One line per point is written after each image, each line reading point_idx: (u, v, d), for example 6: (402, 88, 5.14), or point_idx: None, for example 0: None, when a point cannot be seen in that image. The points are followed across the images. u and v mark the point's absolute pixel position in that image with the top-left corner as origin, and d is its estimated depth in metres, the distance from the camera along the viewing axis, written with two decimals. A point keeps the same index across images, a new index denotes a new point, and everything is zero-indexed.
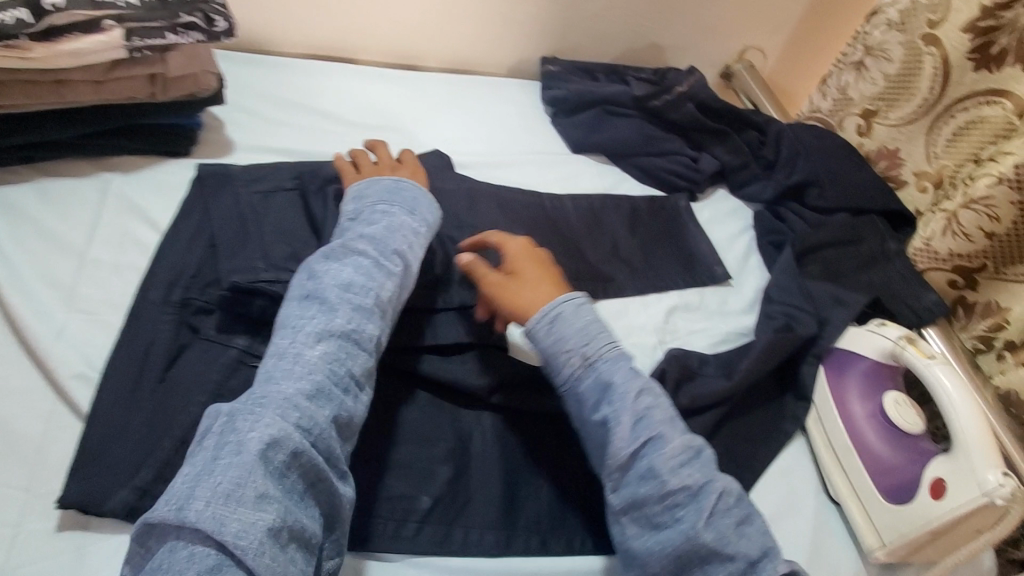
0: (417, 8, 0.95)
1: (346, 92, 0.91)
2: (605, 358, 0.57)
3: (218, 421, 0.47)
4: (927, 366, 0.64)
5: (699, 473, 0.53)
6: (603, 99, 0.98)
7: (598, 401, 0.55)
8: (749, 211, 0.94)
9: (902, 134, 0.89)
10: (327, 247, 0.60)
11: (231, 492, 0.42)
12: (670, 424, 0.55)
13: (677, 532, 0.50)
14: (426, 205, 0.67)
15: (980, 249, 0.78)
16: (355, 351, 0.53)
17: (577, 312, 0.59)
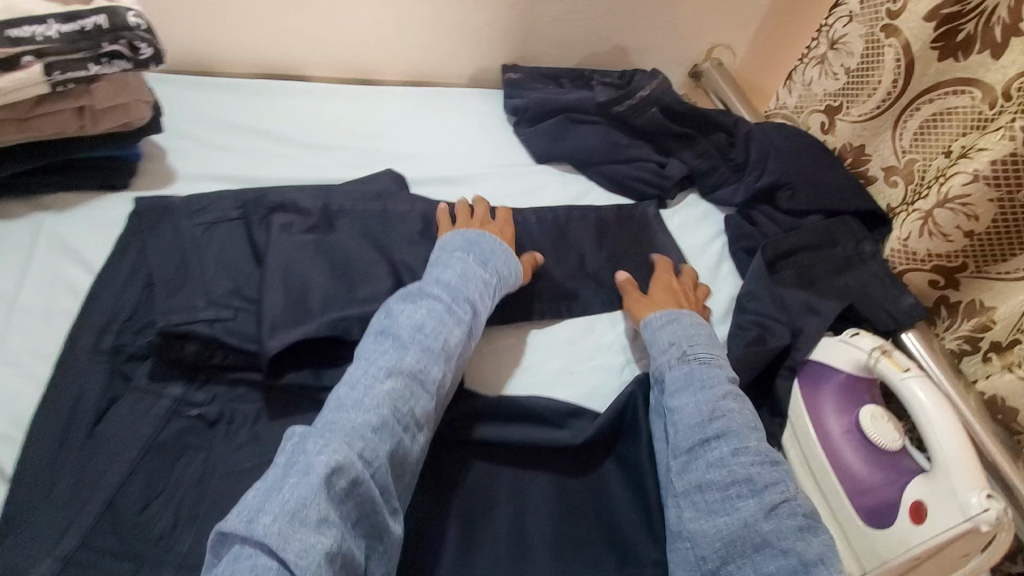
0: (367, 21, 0.92)
1: (298, 112, 0.87)
2: (700, 361, 0.65)
3: (291, 442, 0.51)
4: (901, 381, 0.62)
5: (772, 476, 0.56)
6: (567, 107, 0.94)
7: (682, 393, 0.62)
8: (721, 215, 0.92)
9: (865, 131, 0.87)
10: (405, 290, 0.64)
11: (296, 511, 0.44)
12: (751, 431, 0.59)
13: (734, 518, 0.53)
14: (501, 258, 0.69)
15: (959, 248, 0.74)
16: (421, 392, 0.56)
17: (696, 323, 0.70)
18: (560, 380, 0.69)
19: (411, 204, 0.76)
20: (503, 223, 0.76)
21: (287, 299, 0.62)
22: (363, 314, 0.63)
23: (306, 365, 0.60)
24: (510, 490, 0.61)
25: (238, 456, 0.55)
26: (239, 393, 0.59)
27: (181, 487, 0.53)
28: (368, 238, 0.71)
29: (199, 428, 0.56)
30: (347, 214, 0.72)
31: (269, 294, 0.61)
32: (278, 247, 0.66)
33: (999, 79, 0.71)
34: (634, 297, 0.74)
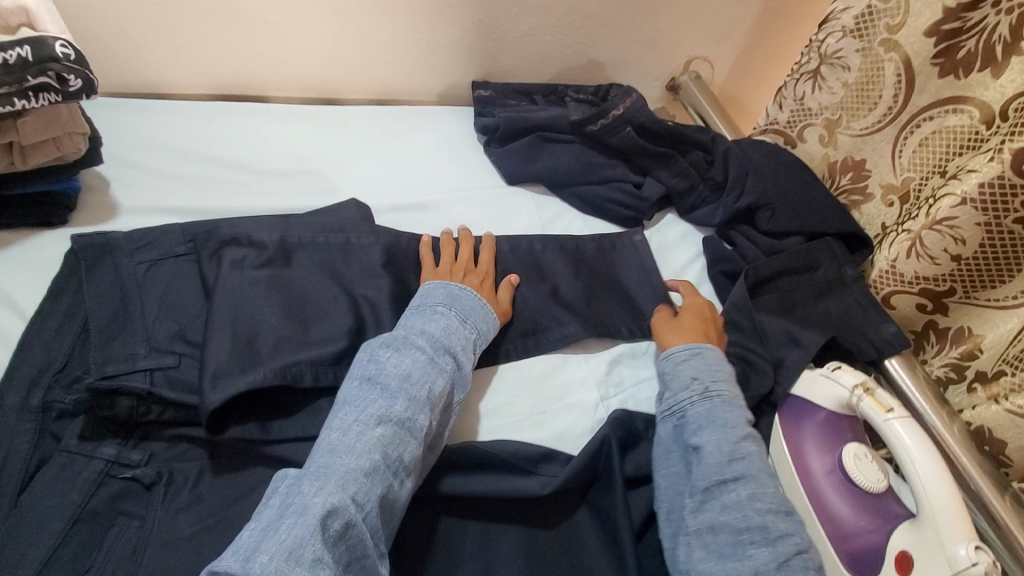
0: (331, 40, 0.88)
1: (256, 136, 0.83)
2: (724, 399, 0.62)
3: (285, 483, 0.49)
4: (885, 422, 0.58)
5: (788, 527, 0.53)
6: (538, 126, 0.90)
7: (703, 429, 0.59)
8: (699, 236, 0.89)
9: (868, 144, 0.83)
10: (388, 335, 0.60)
11: (292, 551, 0.43)
12: (769, 477, 0.57)
13: (746, 565, 0.51)
14: (481, 316, 0.65)
15: (947, 272, 0.71)
16: (411, 442, 0.52)
17: (718, 359, 0.66)
18: (530, 422, 0.65)
19: (375, 236, 0.70)
20: (485, 275, 0.71)
21: (234, 345, 0.57)
22: (321, 359, 0.59)
23: (252, 418, 0.56)
24: (477, 546, 0.57)
25: (176, 520, 0.51)
26: (182, 450, 0.55)
27: (114, 560, 0.48)
28: (329, 271, 0.67)
29: (135, 491, 0.52)
30: (306, 246, 0.67)
31: (213, 341, 0.57)
32: (224, 287, 0.60)
33: (996, 98, 0.68)
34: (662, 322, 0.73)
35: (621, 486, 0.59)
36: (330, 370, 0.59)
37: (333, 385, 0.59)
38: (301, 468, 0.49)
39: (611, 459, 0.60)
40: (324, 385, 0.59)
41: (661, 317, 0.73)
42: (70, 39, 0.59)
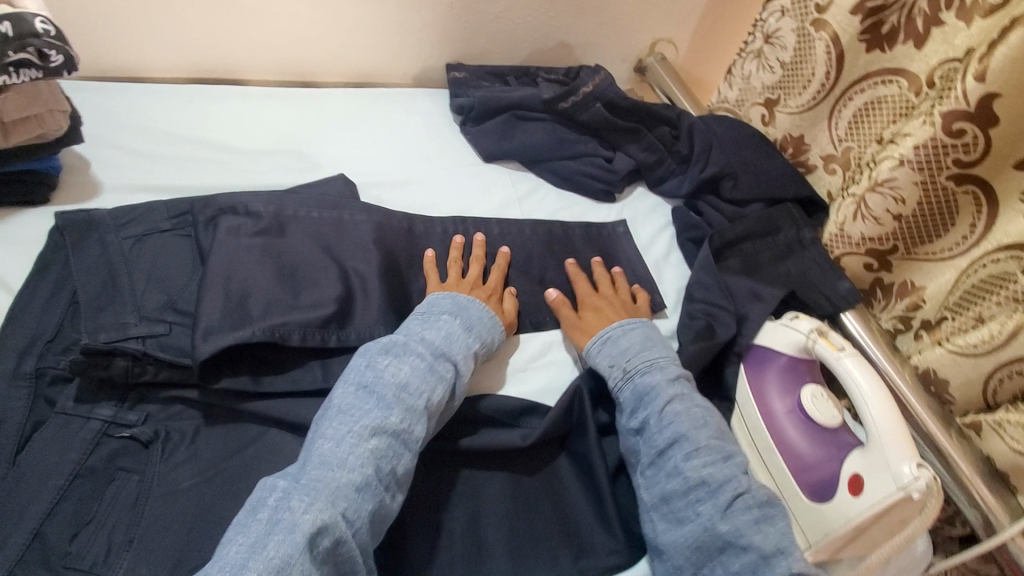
0: (302, 21, 0.90)
1: (235, 117, 0.85)
2: (643, 371, 0.65)
3: (272, 494, 0.48)
4: (837, 359, 0.63)
5: (727, 472, 0.57)
6: (513, 104, 0.93)
7: (632, 412, 0.63)
8: (668, 207, 0.94)
9: (803, 121, 0.89)
10: (388, 339, 0.61)
11: (280, 569, 0.44)
12: (700, 427, 0.60)
13: (696, 525, 0.54)
14: (488, 325, 0.67)
15: (890, 232, 0.77)
16: (404, 454, 0.54)
17: (628, 332, 0.69)
18: (511, 377, 0.69)
19: (367, 213, 0.73)
20: (493, 288, 0.72)
21: (226, 304, 0.60)
22: (310, 321, 0.61)
23: (244, 371, 0.58)
24: (466, 490, 0.60)
25: (175, 474, 0.53)
26: (177, 411, 0.57)
27: (115, 511, 0.50)
28: (317, 240, 0.69)
29: (133, 449, 0.54)
30: (299, 219, 0.70)
31: (205, 304, 0.59)
32: (220, 250, 0.63)
33: (922, 68, 0.74)
34: (568, 316, 0.73)
35: (594, 434, 0.63)
36: (318, 333, 0.61)
37: (322, 346, 0.61)
38: (290, 479, 0.49)
39: (585, 407, 0.64)
40: (316, 346, 0.61)
41: (568, 315, 0.73)
42: (49, 15, 0.60)
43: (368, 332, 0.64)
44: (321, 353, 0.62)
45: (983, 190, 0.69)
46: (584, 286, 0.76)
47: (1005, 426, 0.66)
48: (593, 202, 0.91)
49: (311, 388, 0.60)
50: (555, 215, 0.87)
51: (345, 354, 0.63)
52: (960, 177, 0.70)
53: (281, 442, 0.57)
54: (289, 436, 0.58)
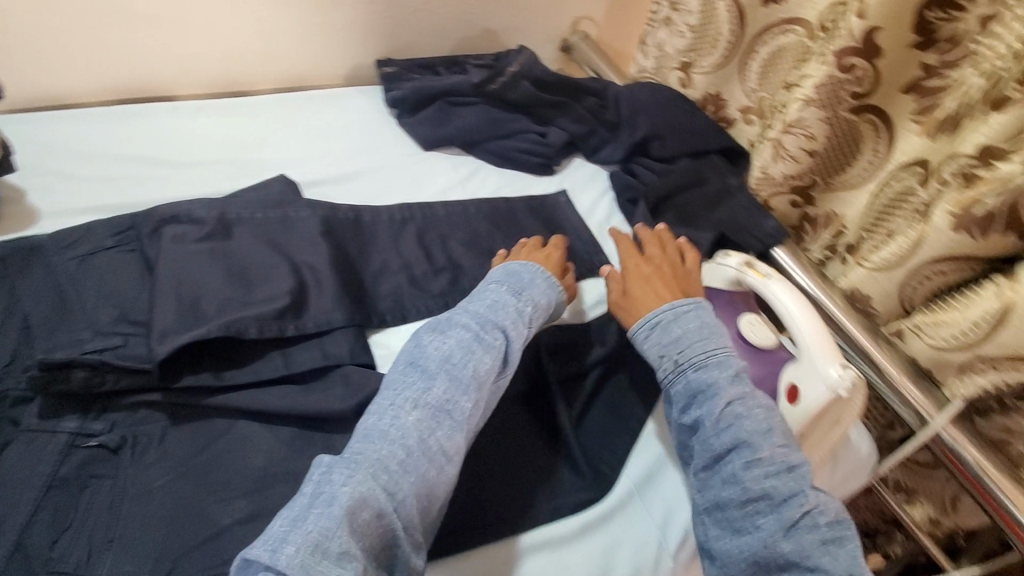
0: (225, 31, 0.91)
1: (170, 132, 0.85)
2: (697, 365, 0.61)
3: (317, 469, 0.51)
4: (765, 286, 0.68)
5: (793, 485, 0.54)
6: (444, 92, 0.97)
7: (687, 407, 0.61)
8: (606, 173, 0.99)
9: (718, 78, 0.95)
10: (436, 318, 0.64)
11: (319, 544, 0.44)
12: (766, 432, 0.57)
13: (755, 539, 0.53)
14: (537, 288, 0.69)
15: (807, 168, 0.82)
16: (448, 424, 0.55)
17: (681, 317, 0.64)
18: None
19: (312, 208, 0.75)
20: (552, 247, 0.76)
21: (179, 307, 0.61)
22: (265, 313, 0.63)
23: (205, 367, 0.60)
24: None
25: (148, 474, 0.55)
26: (142, 416, 0.58)
27: (93, 516, 0.51)
28: (264, 240, 0.71)
29: (102, 457, 0.55)
30: (244, 221, 0.71)
31: (158, 309, 0.60)
32: (168, 257, 0.65)
33: (813, 14, 0.80)
34: (615, 285, 0.71)
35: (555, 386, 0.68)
36: (274, 324, 0.63)
37: (281, 335, 0.63)
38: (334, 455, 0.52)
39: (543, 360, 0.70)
40: (275, 337, 0.63)
41: (615, 288, 0.71)
42: None
43: (325, 319, 0.66)
44: (280, 343, 0.64)
45: (880, 118, 0.74)
46: (630, 256, 0.73)
47: (922, 327, 0.70)
48: (532, 176, 0.95)
49: (273, 377, 0.61)
50: (498, 192, 0.91)
51: (304, 342, 0.64)
52: (859, 108, 0.75)
53: (249, 433, 0.58)
54: (256, 426, 0.59)
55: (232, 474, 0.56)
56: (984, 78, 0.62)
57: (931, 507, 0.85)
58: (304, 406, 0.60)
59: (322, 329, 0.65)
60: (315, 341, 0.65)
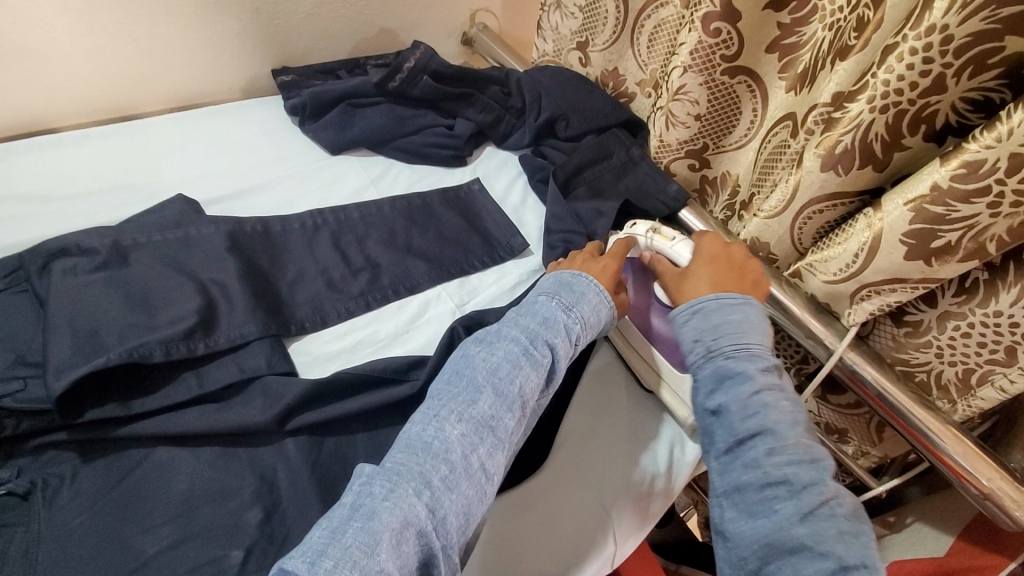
0: (104, 52, 0.87)
1: (55, 165, 0.81)
2: (730, 353, 0.60)
3: (360, 479, 0.52)
4: (672, 247, 0.73)
5: (812, 476, 0.53)
6: (345, 95, 0.96)
7: (715, 392, 0.60)
8: (518, 157, 1.01)
9: (612, 55, 0.99)
10: (485, 331, 0.65)
11: (357, 561, 0.45)
12: (790, 424, 0.56)
13: (771, 522, 0.51)
14: (591, 301, 0.67)
15: (697, 132, 0.86)
16: (491, 441, 0.55)
17: (724, 308, 0.63)
18: (395, 341, 0.73)
19: (216, 225, 0.73)
20: (611, 256, 0.73)
21: (77, 342, 0.58)
22: (171, 335, 0.61)
23: (111, 399, 0.57)
24: (368, 451, 0.62)
25: (59, 517, 0.52)
26: (49, 458, 0.55)
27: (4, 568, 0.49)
28: (167, 262, 0.69)
29: (10, 505, 0.52)
30: (141, 246, 0.69)
31: (54, 346, 0.58)
32: (60, 293, 0.62)
33: None
34: (665, 267, 0.72)
35: None
36: (182, 344, 0.61)
37: (192, 355, 0.62)
38: (375, 466, 0.53)
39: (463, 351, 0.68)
40: (186, 358, 0.61)
41: (667, 273, 0.71)
42: None
43: (239, 334, 0.65)
44: (193, 364, 0.62)
45: (753, 78, 0.80)
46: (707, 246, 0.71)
47: (814, 264, 0.74)
48: (445, 168, 0.96)
49: (189, 399, 0.60)
50: (411, 188, 0.91)
51: (221, 359, 0.63)
52: (732, 71, 0.79)
53: (169, 458, 0.57)
54: (176, 450, 0.58)
55: (153, 505, 0.54)
56: (829, 31, 0.69)
57: (859, 437, 0.89)
58: (225, 422, 0.59)
59: (236, 343, 0.64)
60: (231, 356, 0.64)
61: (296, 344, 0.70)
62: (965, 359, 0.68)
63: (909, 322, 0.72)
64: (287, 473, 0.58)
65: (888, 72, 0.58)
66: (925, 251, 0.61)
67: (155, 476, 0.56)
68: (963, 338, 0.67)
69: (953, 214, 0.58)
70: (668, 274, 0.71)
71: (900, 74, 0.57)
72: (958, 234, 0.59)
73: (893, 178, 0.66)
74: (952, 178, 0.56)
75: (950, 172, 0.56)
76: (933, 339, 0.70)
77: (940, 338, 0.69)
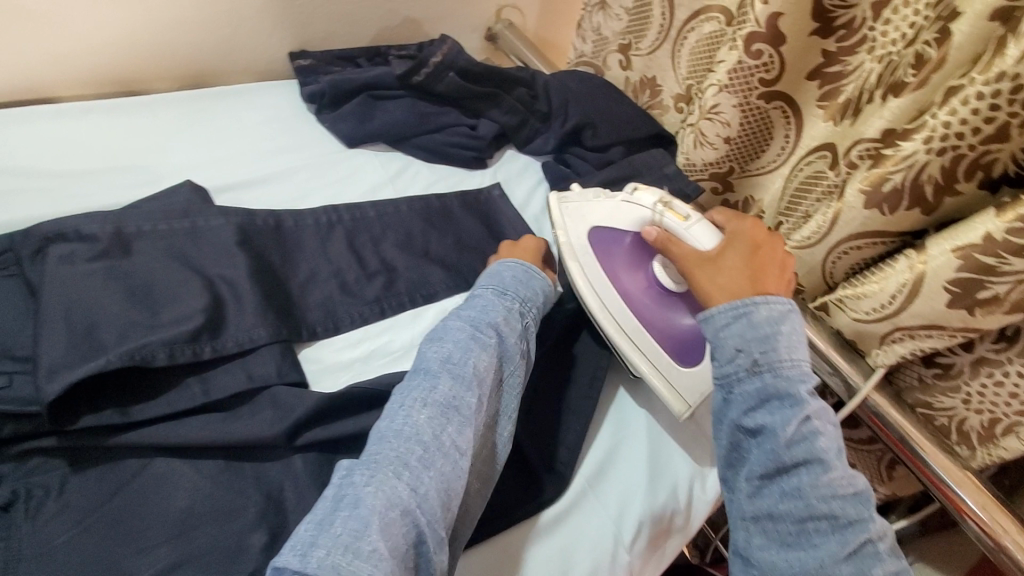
0: (112, 20, 0.81)
1: (50, 138, 0.75)
2: (776, 372, 0.56)
3: (339, 475, 0.51)
4: (687, 228, 0.66)
5: (858, 511, 0.52)
6: (366, 86, 0.92)
7: (756, 410, 0.55)
8: (539, 163, 0.97)
9: (655, 62, 0.95)
10: (433, 329, 0.63)
11: (350, 544, 0.44)
12: (835, 451, 0.54)
13: (810, 556, 0.50)
14: (528, 284, 0.68)
15: (724, 155, 0.84)
16: (458, 420, 0.54)
17: (772, 314, 0.58)
18: (410, 353, 0.69)
19: (225, 217, 0.69)
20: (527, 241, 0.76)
21: (72, 338, 0.54)
22: (175, 336, 0.57)
23: (109, 404, 0.53)
24: None
25: (45, 532, 0.48)
26: (36, 465, 0.51)
27: None
28: (171, 254, 0.64)
29: None
30: (145, 235, 0.64)
31: (47, 341, 0.53)
32: (55, 281, 0.57)
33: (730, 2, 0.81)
34: (685, 252, 0.65)
35: None
36: (187, 347, 0.57)
37: (197, 360, 0.57)
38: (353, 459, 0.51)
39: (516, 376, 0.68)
40: (189, 362, 0.57)
41: (689, 258, 0.64)
42: None
43: (247, 337, 0.60)
44: (196, 369, 0.58)
45: (789, 104, 0.77)
46: (742, 237, 0.65)
47: (844, 301, 0.72)
48: (465, 170, 0.92)
49: (190, 408, 0.56)
50: (429, 189, 0.87)
51: (228, 364, 0.59)
52: (769, 95, 0.77)
53: (165, 472, 0.53)
54: (174, 462, 0.53)
55: (148, 521, 0.50)
56: (878, 63, 0.66)
57: (868, 475, 0.88)
58: (232, 434, 0.55)
59: (244, 349, 0.60)
60: (238, 362, 0.60)
61: (304, 349, 0.66)
62: (993, 407, 0.67)
63: (938, 364, 0.71)
64: (295, 493, 0.55)
65: (949, 114, 0.57)
66: (969, 301, 0.60)
67: (151, 490, 0.52)
68: (995, 386, 0.66)
69: (1004, 266, 0.57)
70: (691, 259, 0.64)
71: (962, 117, 0.56)
72: (1008, 287, 0.58)
73: (939, 222, 0.64)
74: (1008, 231, 0.56)
75: (1006, 224, 0.55)
76: (964, 384, 0.69)
77: (971, 384, 0.68)
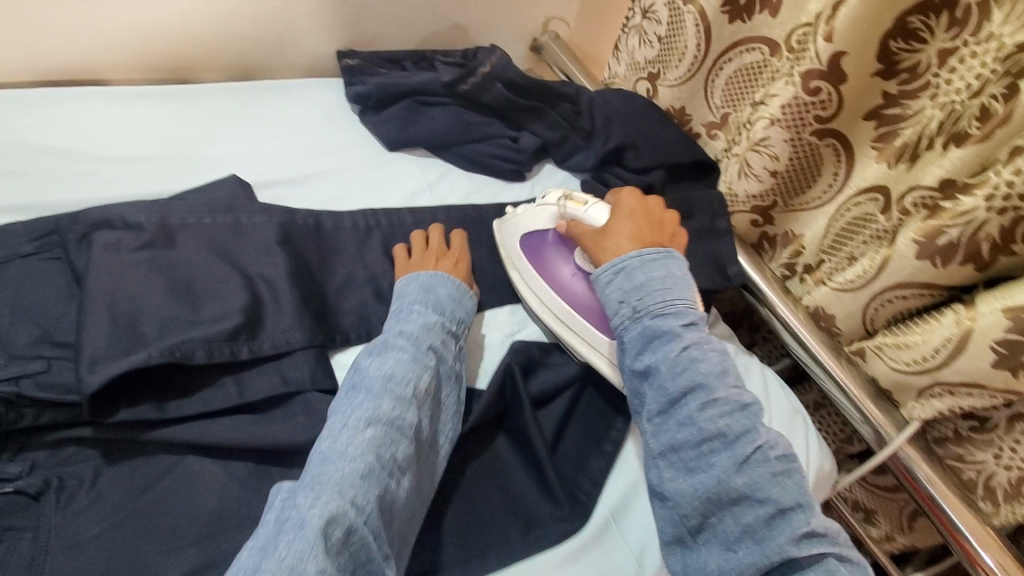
0: (164, 8, 0.81)
1: (99, 120, 0.76)
2: (654, 314, 0.64)
3: (280, 497, 0.50)
4: (585, 211, 0.73)
5: (742, 424, 0.58)
6: (412, 90, 0.91)
7: (642, 352, 0.63)
8: (577, 181, 0.96)
9: (683, 93, 0.94)
10: (371, 343, 0.62)
11: (293, 566, 0.44)
12: (719, 373, 0.61)
13: (708, 476, 0.56)
14: (459, 305, 0.68)
15: (768, 188, 0.82)
16: (403, 438, 0.54)
17: (646, 266, 0.66)
18: None
19: (268, 214, 0.68)
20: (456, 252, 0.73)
21: (114, 328, 0.54)
22: (212, 334, 0.56)
23: (146, 398, 0.53)
24: None
25: (76, 524, 0.48)
26: (71, 454, 0.52)
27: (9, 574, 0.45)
28: (211, 249, 0.64)
29: (24, 503, 0.48)
30: (188, 227, 0.64)
31: (88, 330, 0.53)
32: (99, 270, 0.57)
33: (780, 34, 0.80)
34: (586, 232, 0.72)
35: (529, 406, 0.65)
36: (225, 347, 0.57)
37: (232, 360, 0.57)
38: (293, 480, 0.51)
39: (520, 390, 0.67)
40: (225, 362, 0.57)
41: (588, 236, 0.72)
42: None
43: (283, 340, 0.60)
44: (231, 369, 0.58)
45: (840, 143, 0.75)
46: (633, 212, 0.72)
47: (884, 348, 0.71)
48: (504, 182, 0.92)
49: (223, 407, 0.56)
50: (467, 199, 0.87)
51: (262, 366, 0.59)
52: (823, 132, 0.75)
53: (195, 471, 0.52)
54: (205, 462, 0.53)
55: (177, 520, 0.50)
56: (941, 111, 0.65)
57: (889, 524, 0.87)
58: (264, 438, 0.54)
59: (280, 351, 0.60)
60: (273, 365, 0.59)
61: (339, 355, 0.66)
62: None
63: (975, 417, 0.69)
64: None
65: (1012, 172, 0.56)
66: (1015, 362, 0.59)
67: (181, 488, 0.51)
68: None
69: None
70: (589, 237, 0.71)
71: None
72: None
73: (988, 279, 0.63)
74: None
75: None
76: (998, 439, 0.68)
77: (1005, 440, 0.68)
